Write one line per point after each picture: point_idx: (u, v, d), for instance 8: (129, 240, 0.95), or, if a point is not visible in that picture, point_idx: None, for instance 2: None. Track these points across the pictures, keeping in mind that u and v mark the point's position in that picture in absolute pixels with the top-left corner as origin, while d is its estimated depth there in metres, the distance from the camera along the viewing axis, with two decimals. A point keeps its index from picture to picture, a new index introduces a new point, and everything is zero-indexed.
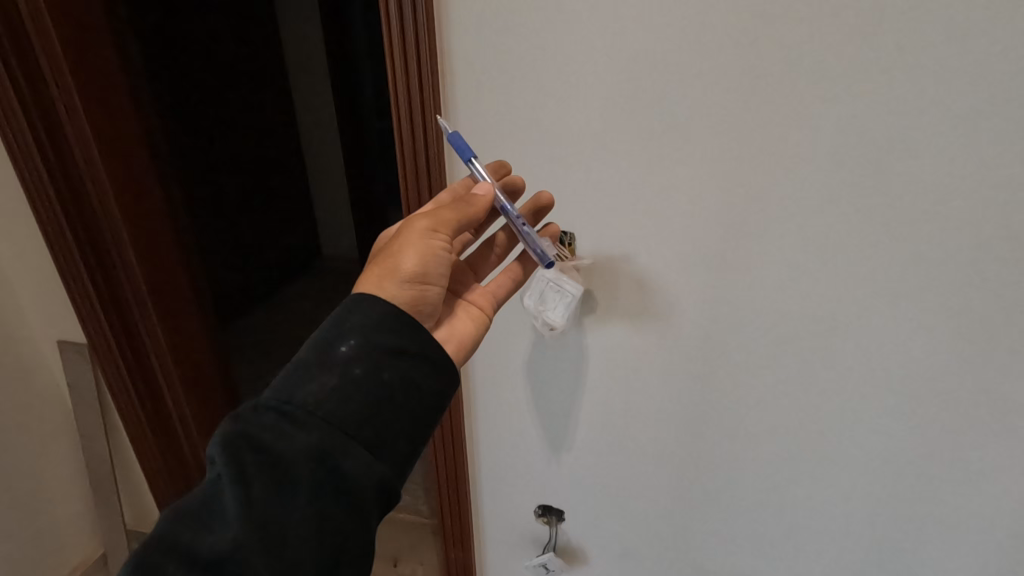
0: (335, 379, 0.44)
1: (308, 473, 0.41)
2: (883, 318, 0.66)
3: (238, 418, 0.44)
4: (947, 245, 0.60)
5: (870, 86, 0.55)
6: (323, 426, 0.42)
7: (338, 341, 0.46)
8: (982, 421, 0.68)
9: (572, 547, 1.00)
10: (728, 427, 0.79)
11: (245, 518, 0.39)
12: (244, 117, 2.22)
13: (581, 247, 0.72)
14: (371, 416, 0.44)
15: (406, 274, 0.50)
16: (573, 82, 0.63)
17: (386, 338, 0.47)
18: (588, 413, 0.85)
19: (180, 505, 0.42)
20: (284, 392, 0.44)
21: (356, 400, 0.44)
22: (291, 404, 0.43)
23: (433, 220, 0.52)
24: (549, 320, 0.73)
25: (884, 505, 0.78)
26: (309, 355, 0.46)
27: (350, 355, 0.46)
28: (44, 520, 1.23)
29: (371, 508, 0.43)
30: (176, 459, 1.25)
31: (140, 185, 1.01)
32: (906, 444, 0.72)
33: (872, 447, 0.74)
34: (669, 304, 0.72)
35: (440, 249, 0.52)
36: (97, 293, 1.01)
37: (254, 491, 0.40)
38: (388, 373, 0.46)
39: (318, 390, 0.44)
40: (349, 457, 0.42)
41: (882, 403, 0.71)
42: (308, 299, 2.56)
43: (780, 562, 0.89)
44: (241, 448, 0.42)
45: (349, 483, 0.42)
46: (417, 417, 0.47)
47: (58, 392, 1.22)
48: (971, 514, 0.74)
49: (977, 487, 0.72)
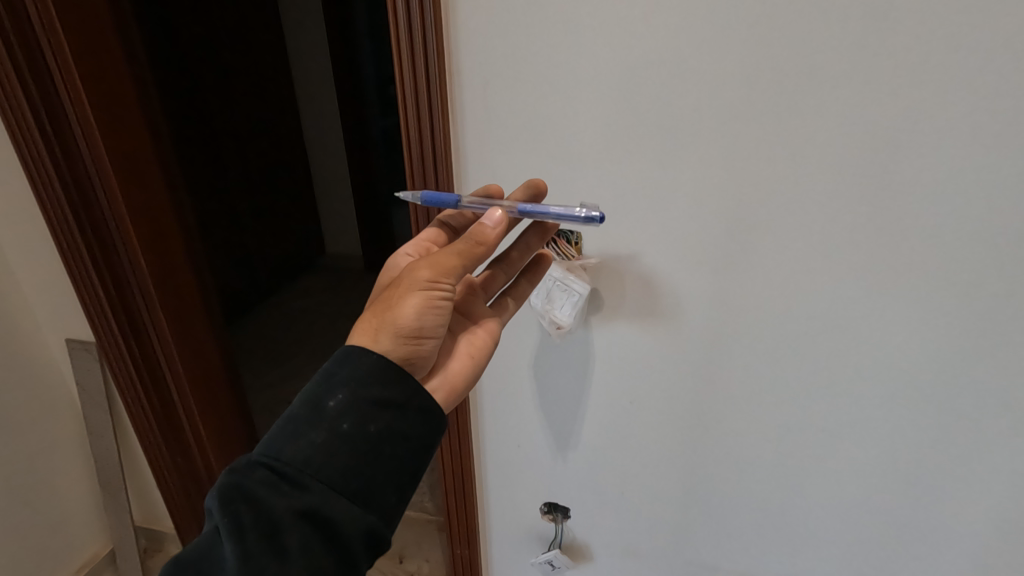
0: (323, 435, 0.46)
1: (295, 529, 0.43)
2: (891, 315, 0.65)
3: (233, 471, 0.46)
4: (956, 245, 0.60)
5: (880, 85, 0.55)
6: (311, 483, 0.44)
7: (325, 396, 0.47)
8: (990, 421, 0.68)
9: (577, 543, 1.00)
10: (735, 426, 0.80)
11: (241, 572, 0.41)
12: (248, 114, 2.22)
13: (588, 246, 0.72)
14: (357, 472, 0.46)
15: (402, 330, 0.51)
16: (582, 82, 0.63)
17: (373, 392, 0.48)
18: (594, 412, 0.85)
19: (184, 552, 0.45)
20: (274, 447, 0.46)
21: (342, 456, 0.46)
22: (280, 461, 0.45)
23: (435, 269, 0.53)
24: (556, 319, 0.74)
25: (890, 505, 0.78)
26: (299, 408, 0.47)
27: (338, 409, 0.47)
28: (53, 517, 1.24)
29: (359, 556, 0.45)
30: (182, 456, 1.26)
31: (148, 182, 1.01)
32: (913, 444, 0.72)
33: (880, 446, 0.74)
34: (675, 301, 0.72)
35: (436, 301, 0.53)
36: (104, 289, 1.02)
37: (248, 544, 0.43)
38: (375, 427, 0.47)
39: (305, 447, 0.45)
40: (337, 512, 0.44)
41: (889, 402, 0.71)
42: (312, 297, 2.56)
43: (786, 561, 0.89)
44: (235, 503, 0.44)
45: (337, 536, 0.44)
46: (403, 467, 0.48)
47: (66, 390, 1.23)
48: (979, 515, 0.74)
49: (985, 488, 0.72)
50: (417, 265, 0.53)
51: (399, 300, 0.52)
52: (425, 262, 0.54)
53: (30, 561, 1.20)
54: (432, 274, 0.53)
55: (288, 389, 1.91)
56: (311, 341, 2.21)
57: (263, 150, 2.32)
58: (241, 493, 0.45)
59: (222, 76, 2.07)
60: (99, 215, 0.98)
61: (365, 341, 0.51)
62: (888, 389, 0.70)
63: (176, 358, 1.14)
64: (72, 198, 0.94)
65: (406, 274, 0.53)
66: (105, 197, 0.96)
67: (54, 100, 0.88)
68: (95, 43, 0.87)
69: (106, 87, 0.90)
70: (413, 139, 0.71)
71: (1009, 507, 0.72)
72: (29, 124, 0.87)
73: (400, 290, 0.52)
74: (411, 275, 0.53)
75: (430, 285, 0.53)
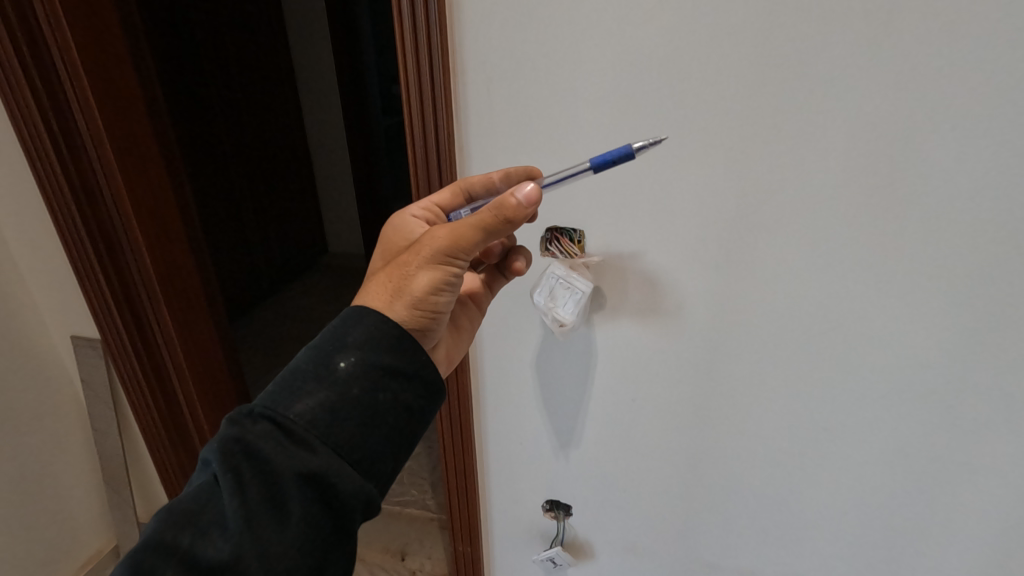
0: (331, 396, 0.46)
1: (296, 489, 0.43)
2: (893, 315, 0.66)
3: (235, 423, 0.46)
4: (960, 244, 0.60)
5: (884, 84, 0.55)
6: (317, 443, 0.44)
7: (335, 357, 0.48)
8: (995, 420, 0.68)
9: (580, 541, 1.00)
10: (740, 423, 0.80)
11: (244, 527, 0.41)
12: (252, 114, 2.22)
13: (591, 245, 0.73)
14: (361, 438, 0.46)
15: (418, 301, 0.52)
16: (587, 79, 0.63)
17: (382, 358, 0.48)
18: (597, 409, 0.85)
19: (177, 503, 0.43)
20: (281, 404, 0.46)
21: (349, 420, 0.46)
22: (287, 417, 0.45)
23: (453, 244, 0.53)
24: (560, 316, 0.74)
25: (895, 503, 0.78)
26: (308, 366, 0.47)
27: (349, 372, 0.47)
28: (57, 513, 1.24)
29: (356, 520, 0.45)
30: (186, 452, 1.26)
31: (155, 182, 1.02)
32: (918, 442, 0.73)
33: (883, 445, 0.74)
34: (678, 300, 0.73)
35: (450, 276, 0.53)
36: (110, 287, 1.03)
37: (250, 497, 0.42)
38: (383, 394, 0.48)
39: (313, 407, 0.45)
40: (342, 474, 0.44)
41: (893, 400, 0.71)
42: (315, 296, 2.57)
43: (790, 559, 0.89)
44: (238, 455, 0.44)
45: (336, 502, 0.44)
46: (403, 440, 0.49)
47: (71, 387, 1.23)
48: (984, 515, 0.74)
49: (989, 487, 0.72)
50: (436, 233, 0.53)
51: (416, 271, 0.52)
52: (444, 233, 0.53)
53: (34, 555, 1.20)
54: (450, 247, 0.52)
55: None
56: None
57: (267, 148, 2.33)
58: (244, 446, 0.44)
59: (227, 75, 2.08)
60: (104, 212, 0.99)
61: (380, 307, 0.51)
62: (891, 386, 0.70)
63: (180, 355, 1.14)
64: (78, 194, 0.94)
65: (423, 241, 0.53)
66: (111, 195, 0.97)
67: (62, 101, 0.89)
68: (102, 42, 0.88)
69: (113, 87, 0.91)
70: (418, 137, 0.71)
71: (1014, 507, 0.72)
72: (36, 121, 0.87)
73: (419, 259, 0.52)
74: (429, 245, 0.52)
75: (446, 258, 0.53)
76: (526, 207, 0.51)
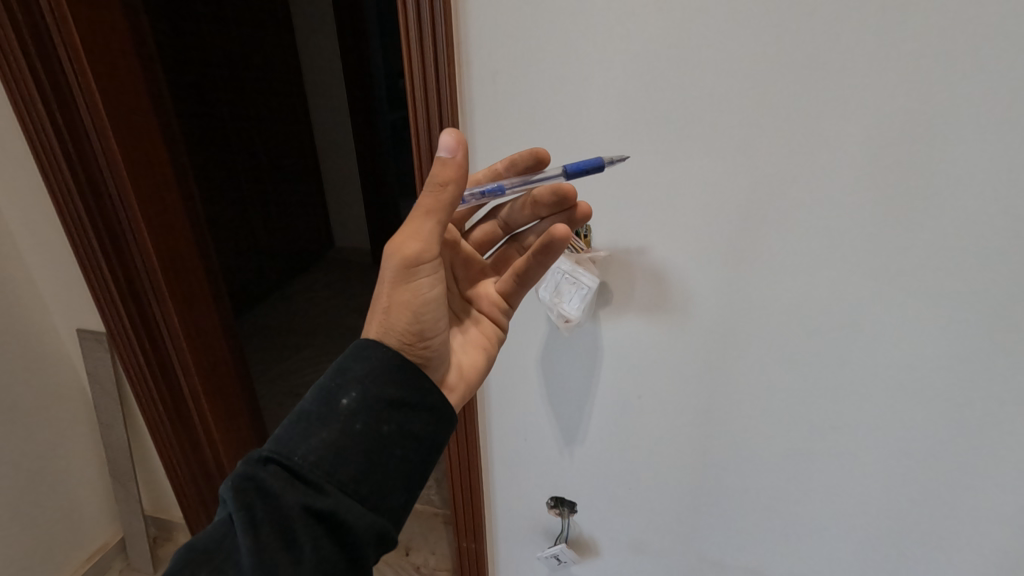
0: (336, 434, 0.45)
1: (308, 529, 0.42)
2: (903, 315, 0.64)
3: (244, 465, 0.45)
4: (974, 244, 0.58)
5: (899, 74, 0.54)
6: (326, 482, 0.43)
7: (338, 393, 0.47)
8: (1018, 421, 0.66)
9: (584, 539, 0.99)
10: (749, 420, 0.78)
11: (255, 570, 0.40)
12: (258, 108, 2.22)
13: (598, 239, 0.72)
14: (371, 472, 0.45)
15: (397, 319, 0.50)
16: (592, 72, 0.62)
17: (386, 391, 0.47)
18: (602, 405, 0.85)
19: (190, 545, 0.43)
20: (286, 444, 0.45)
21: (356, 456, 0.45)
22: (294, 457, 0.44)
23: (411, 251, 0.49)
24: (565, 311, 0.73)
25: (910, 503, 0.76)
26: (311, 405, 0.46)
27: (352, 408, 0.46)
28: (64, 507, 1.25)
29: (369, 556, 0.44)
30: (191, 446, 1.26)
31: (158, 176, 1.01)
32: (935, 442, 0.71)
33: (897, 444, 0.73)
34: (685, 297, 0.72)
35: (421, 286, 0.51)
36: (115, 281, 1.03)
37: (261, 539, 0.41)
38: (389, 427, 0.47)
39: (319, 445, 0.44)
40: (352, 512, 0.43)
41: (908, 399, 0.69)
42: (321, 290, 2.56)
43: (797, 558, 0.88)
44: (248, 496, 0.42)
45: (349, 540, 0.43)
46: (413, 469, 0.48)
47: (77, 380, 1.24)
48: (998, 518, 0.72)
49: (1010, 490, 0.70)
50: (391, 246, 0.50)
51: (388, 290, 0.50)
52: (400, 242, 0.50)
53: (41, 549, 1.21)
54: (406, 258, 0.50)
55: (296, 380, 1.91)
56: (318, 334, 2.21)
57: (273, 144, 2.33)
58: (252, 487, 0.43)
59: (232, 70, 2.08)
60: (110, 210, 0.99)
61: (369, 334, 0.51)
62: (906, 385, 0.68)
63: (185, 352, 1.14)
64: (84, 191, 0.95)
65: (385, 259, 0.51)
66: (116, 191, 0.97)
67: (67, 97, 0.89)
68: (106, 38, 0.87)
69: (115, 80, 0.90)
70: (419, 112, 0.69)
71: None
72: (41, 117, 0.87)
73: (387, 281, 0.51)
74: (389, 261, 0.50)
75: (410, 271, 0.50)
76: (445, 164, 0.47)
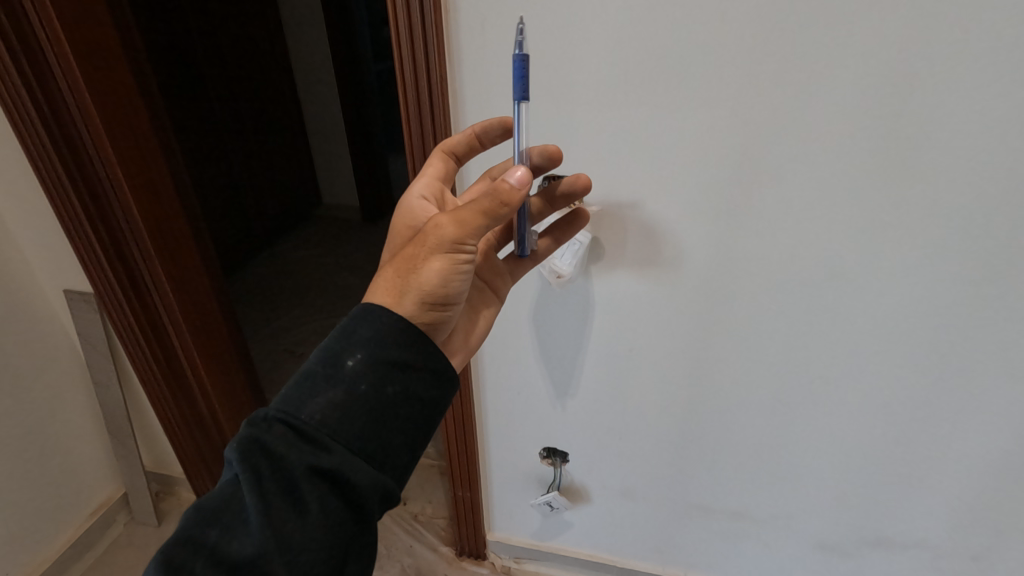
0: (339, 394, 0.45)
1: (313, 487, 0.43)
2: (893, 265, 0.65)
3: (251, 425, 0.45)
4: (965, 191, 0.59)
5: (901, 16, 0.52)
6: (330, 443, 0.44)
7: (342, 355, 0.46)
8: (994, 359, 0.69)
9: (575, 486, 1.02)
10: (741, 372, 0.80)
11: (264, 525, 0.41)
12: (237, 58, 2.13)
13: (589, 194, 0.70)
14: (375, 432, 0.45)
15: (425, 293, 0.49)
16: (586, 16, 0.59)
17: (391, 353, 0.47)
18: (594, 359, 0.86)
19: (201, 501, 0.44)
20: (292, 404, 0.45)
21: (360, 415, 0.45)
22: (300, 417, 0.44)
23: (459, 230, 0.49)
24: (556, 267, 0.75)
25: (890, 443, 0.80)
26: (316, 364, 0.47)
27: (356, 369, 0.46)
28: (68, 469, 1.22)
29: (374, 511, 0.46)
30: (188, 403, 1.27)
31: (136, 131, 0.97)
32: (918, 387, 0.74)
33: (882, 390, 0.76)
34: (677, 251, 0.72)
35: (459, 264, 0.50)
36: (99, 241, 1.01)
37: (269, 496, 0.43)
38: (393, 388, 0.47)
39: (324, 405, 0.45)
40: (356, 471, 0.44)
41: (895, 348, 0.71)
42: (311, 247, 2.53)
43: (781, 498, 0.92)
44: (255, 456, 0.44)
45: (354, 495, 0.44)
46: (416, 428, 0.48)
47: (68, 341, 1.21)
48: (973, 446, 0.77)
49: (982, 424, 0.75)
50: (441, 221, 0.49)
51: (425, 262, 0.49)
52: (449, 218, 0.49)
53: (51, 510, 1.18)
54: (459, 235, 0.49)
55: (290, 337, 1.92)
56: (310, 291, 2.19)
57: (255, 96, 2.25)
58: (260, 447, 0.44)
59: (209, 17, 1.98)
60: (90, 169, 0.96)
61: (388, 302, 0.49)
62: (895, 334, 0.70)
63: (177, 312, 1.14)
64: (60, 148, 0.91)
65: (428, 229, 0.49)
66: (92, 147, 0.93)
67: (33, 47, 0.84)
68: None
69: (83, 28, 0.85)
70: (406, 63, 0.66)
71: (1002, 441, 0.75)
72: (8, 69, 0.83)
73: (425, 251, 0.49)
74: (435, 234, 0.49)
75: (453, 248, 0.49)
76: (521, 188, 0.48)
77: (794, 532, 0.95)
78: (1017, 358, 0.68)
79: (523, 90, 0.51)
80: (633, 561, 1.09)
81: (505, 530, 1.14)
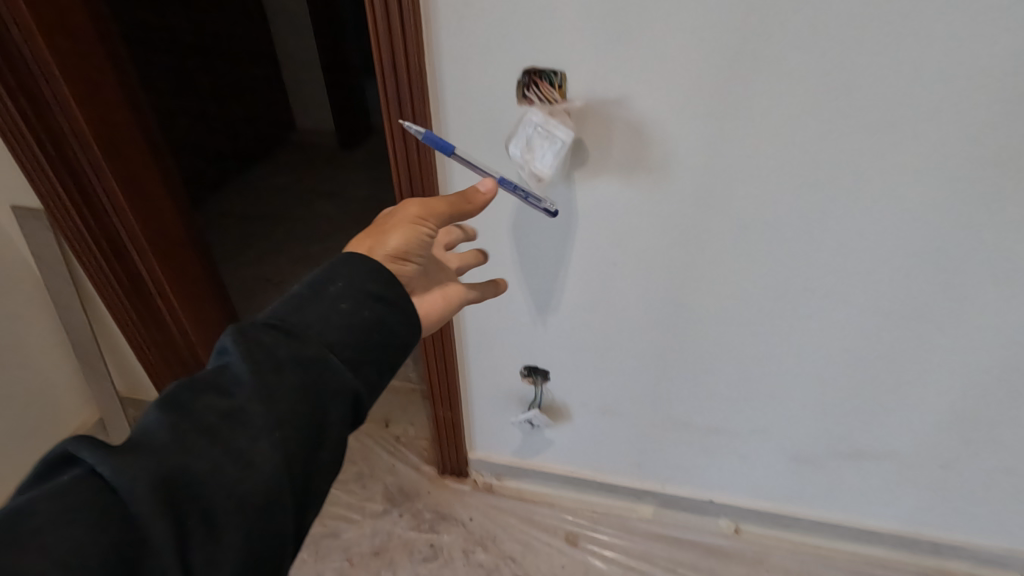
0: (325, 305, 0.44)
1: (289, 376, 0.40)
2: (896, 159, 0.62)
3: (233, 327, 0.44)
4: (979, 74, 0.55)
5: None
6: (314, 338, 0.43)
7: (327, 277, 0.46)
8: (988, 259, 0.68)
9: (556, 405, 1.02)
10: (728, 283, 0.77)
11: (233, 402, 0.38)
12: None
13: (574, 89, 0.64)
14: (357, 341, 0.44)
15: (388, 250, 0.51)
16: None
17: (369, 283, 0.47)
18: (576, 274, 0.83)
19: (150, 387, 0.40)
20: (279, 312, 0.44)
21: (343, 325, 0.44)
22: (286, 320, 0.43)
23: (424, 207, 0.53)
24: (537, 170, 0.66)
25: (873, 353, 0.80)
26: (302, 284, 0.46)
27: (340, 289, 0.45)
28: (35, 391, 1.18)
29: (342, 430, 0.43)
30: (155, 324, 1.22)
31: (67, 17, 0.86)
32: (904, 293, 0.73)
33: (869, 298, 0.74)
34: (667, 155, 0.67)
35: (421, 238, 0.53)
36: (40, 144, 0.92)
37: (246, 373, 0.40)
38: (370, 312, 0.46)
39: (310, 312, 0.44)
40: (332, 374, 0.42)
41: (885, 252, 0.70)
42: (286, 173, 2.41)
43: (762, 411, 0.92)
44: (232, 338, 0.41)
45: (326, 402, 0.42)
46: (388, 356, 0.46)
47: (25, 263, 1.13)
48: (957, 351, 0.77)
49: (963, 330, 0.75)
50: (410, 202, 0.54)
51: (392, 227, 0.52)
52: (418, 201, 0.54)
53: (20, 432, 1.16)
54: (423, 210, 0.53)
55: (267, 265, 1.85)
56: (286, 217, 2.11)
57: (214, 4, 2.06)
58: (239, 333, 0.42)
59: None
60: (17, 58, 0.85)
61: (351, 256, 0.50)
62: (885, 239, 0.69)
63: (136, 227, 1.07)
64: None
65: (398, 208, 0.54)
66: (19, 33, 0.82)
67: None
68: None
69: None
70: None
71: (982, 347, 0.76)
72: None
73: (392, 221, 0.52)
74: (404, 207, 0.53)
75: (418, 221, 0.53)
76: (484, 192, 0.57)
77: (773, 446, 0.96)
78: (1012, 253, 0.67)
79: (446, 143, 0.61)
80: (614, 476, 1.10)
81: (487, 448, 1.15)
